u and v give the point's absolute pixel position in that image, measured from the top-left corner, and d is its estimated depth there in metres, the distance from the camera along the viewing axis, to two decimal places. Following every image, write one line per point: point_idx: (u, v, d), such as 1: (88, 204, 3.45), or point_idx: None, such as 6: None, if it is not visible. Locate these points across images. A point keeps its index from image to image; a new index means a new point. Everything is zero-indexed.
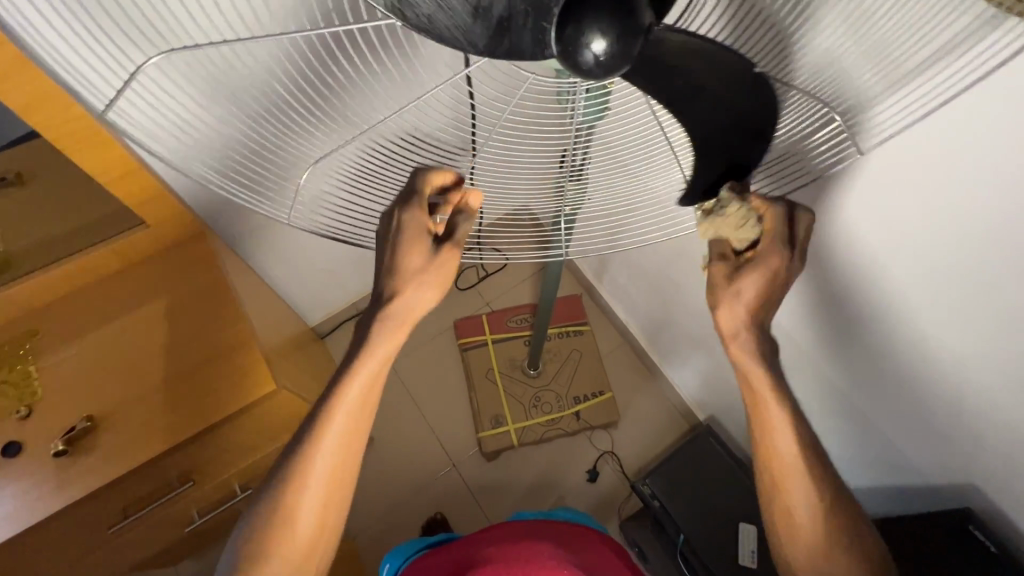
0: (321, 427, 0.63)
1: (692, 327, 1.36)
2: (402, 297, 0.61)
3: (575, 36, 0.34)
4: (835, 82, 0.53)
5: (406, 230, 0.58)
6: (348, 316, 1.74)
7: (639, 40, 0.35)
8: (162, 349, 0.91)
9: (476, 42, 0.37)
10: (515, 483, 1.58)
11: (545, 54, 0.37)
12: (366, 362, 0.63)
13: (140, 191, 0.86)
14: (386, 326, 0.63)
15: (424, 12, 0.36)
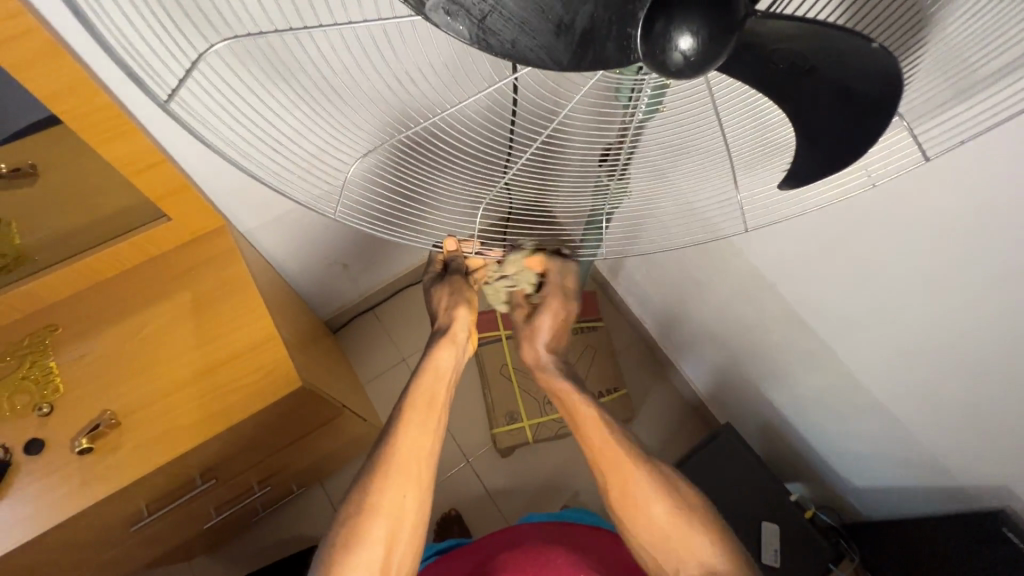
0: (406, 419, 0.72)
1: (712, 326, 1.34)
2: (449, 320, 0.81)
3: (663, 36, 0.32)
4: (925, 82, 0.50)
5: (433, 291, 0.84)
6: (360, 310, 1.72)
7: (735, 34, 0.32)
8: (185, 346, 0.90)
9: (559, 58, 0.35)
10: (529, 479, 1.58)
11: (634, 62, 0.34)
12: (439, 358, 0.78)
13: (161, 184, 0.84)
14: (440, 342, 0.79)
15: (507, 38, 0.33)
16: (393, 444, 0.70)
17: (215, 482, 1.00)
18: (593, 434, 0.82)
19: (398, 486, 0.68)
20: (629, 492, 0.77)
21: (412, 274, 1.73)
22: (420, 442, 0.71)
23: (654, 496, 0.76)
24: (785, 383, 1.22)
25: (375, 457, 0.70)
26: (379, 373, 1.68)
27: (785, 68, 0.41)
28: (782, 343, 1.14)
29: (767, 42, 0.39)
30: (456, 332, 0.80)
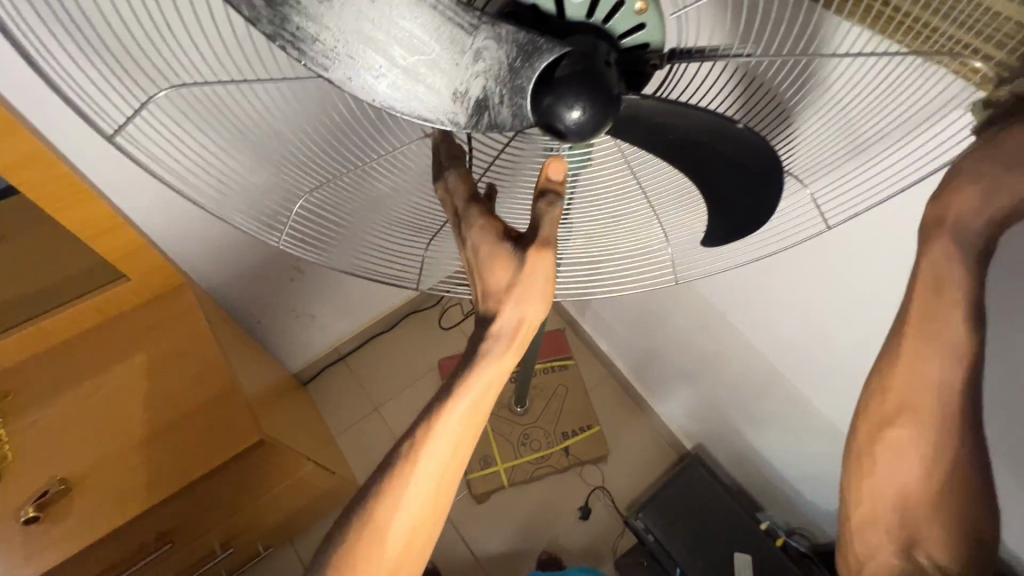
0: (415, 468, 0.50)
1: (676, 357, 1.38)
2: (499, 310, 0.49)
3: (559, 115, 0.37)
4: (805, 156, 0.55)
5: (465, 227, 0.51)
6: (332, 360, 1.72)
7: (613, 109, 0.38)
8: (139, 404, 0.89)
9: (457, 120, 0.36)
10: (507, 524, 1.56)
11: (524, 127, 0.37)
12: (471, 386, 0.49)
13: (116, 246, 0.86)
14: (491, 350, 0.49)
15: (406, 103, 0.34)
16: (396, 487, 0.50)
17: (171, 545, 0.96)
18: (897, 440, 0.51)
19: (379, 558, 0.51)
20: (877, 530, 0.53)
21: (384, 321, 1.75)
22: (429, 504, 0.51)
23: (894, 552, 0.52)
24: (750, 408, 1.25)
25: (365, 496, 0.51)
26: (351, 423, 1.67)
27: (676, 140, 0.46)
28: (741, 367, 1.18)
29: (652, 119, 0.44)
30: (514, 335, 0.49)
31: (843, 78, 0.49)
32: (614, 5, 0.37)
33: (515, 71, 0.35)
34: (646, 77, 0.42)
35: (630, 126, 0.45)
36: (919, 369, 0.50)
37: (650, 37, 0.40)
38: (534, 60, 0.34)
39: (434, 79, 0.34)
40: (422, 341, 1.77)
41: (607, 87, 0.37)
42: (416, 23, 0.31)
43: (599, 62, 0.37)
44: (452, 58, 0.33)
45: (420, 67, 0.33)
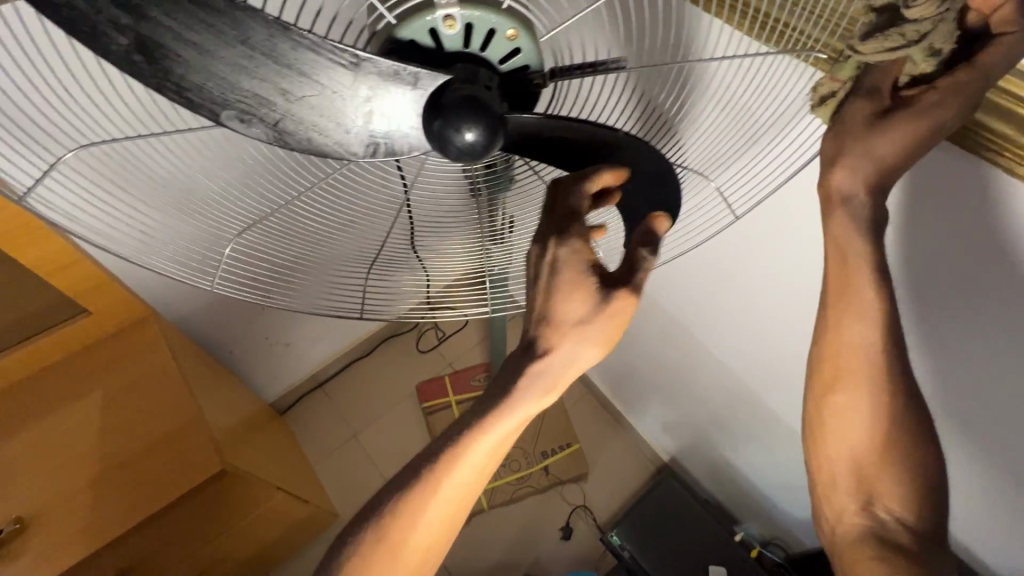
0: (437, 478, 0.50)
1: (646, 369, 1.39)
2: (559, 349, 0.46)
3: (453, 141, 0.40)
4: (702, 154, 0.62)
5: (562, 267, 0.46)
6: (310, 387, 1.71)
7: (503, 126, 0.41)
8: (98, 440, 0.89)
9: (354, 150, 0.41)
10: (488, 548, 1.54)
11: (415, 152, 0.42)
12: (507, 413, 0.48)
13: (75, 279, 0.88)
14: (534, 386, 0.48)
15: (302, 136, 0.39)
16: (412, 513, 0.51)
17: None
18: (842, 404, 0.57)
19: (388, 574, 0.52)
20: (841, 491, 0.59)
21: (362, 346, 1.75)
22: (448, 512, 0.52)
23: (857, 511, 0.58)
24: (720, 417, 1.26)
25: (381, 512, 0.52)
26: (329, 451, 1.66)
27: (574, 154, 0.50)
28: (708, 375, 1.20)
29: (546, 138, 0.48)
30: (559, 376, 0.48)
31: (720, 80, 0.59)
32: (487, 35, 0.44)
33: (403, 101, 0.39)
34: (533, 95, 0.48)
35: (529, 146, 0.49)
36: (842, 341, 0.55)
37: (529, 60, 0.46)
38: (414, 86, 0.38)
39: (326, 112, 0.38)
40: (400, 365, 1.77)
41: (491, 107, 0.40)
42: (301, 64, 0.34)
43: (478, 86, 0.41)
44: (343, 97, 0.37)
45: (308, 109, 0.37)
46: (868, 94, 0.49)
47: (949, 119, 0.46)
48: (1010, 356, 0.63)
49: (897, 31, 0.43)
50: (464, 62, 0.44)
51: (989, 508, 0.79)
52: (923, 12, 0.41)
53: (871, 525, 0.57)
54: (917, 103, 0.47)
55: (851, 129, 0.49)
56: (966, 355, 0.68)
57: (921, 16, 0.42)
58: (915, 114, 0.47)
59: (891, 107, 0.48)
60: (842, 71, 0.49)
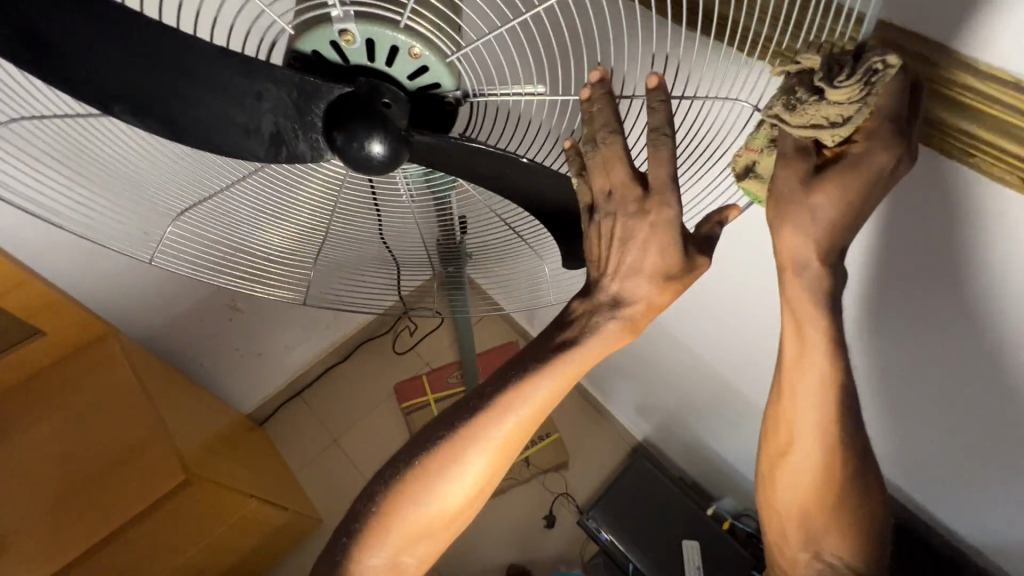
0: (506, 400, 0.52)
1: (614, 352, 1.42)
2: (645, 300, 0.50)
3: (355, 147, 0.46)
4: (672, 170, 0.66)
5: (647, 240, 0.48)
6: (289, 396, 1.71)
7: (406, 140, 0.48)
8: (61, 459, 0.89)
9: (259, 152, 0.48)
10: (474, 542, 1.56)
11: (325, 159, 0.49)
12: (584, 347, 0.52)
13: (26, 299, 0.89)
14: (617, 329, 0.51)
15: (207, 136, 0.46)
16: (491, 427, 0.53)
17: None
18: (795, 461, 0.60)
19: (449, 494, 0.55)
20: (784, 468, 0.62)
21: (338, 352, 1.75)
22: (514, 439, 0.54)
23: (809, 557, 0.64)
24: (687, 394, 1.29)
25: (463, 422, 0.54)
26: (311, 458, 1.66)
27: (486, 173, 0.54)
28: (673, 355, 1.23)
29: (456, 157, 0.52)
30: (638, 323, 0.52)
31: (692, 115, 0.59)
32: (391, 51, 0.46)
33: (302, 111, 0.45)
34: (442, 107, 0.51)
35: (444, 159, 0.53)
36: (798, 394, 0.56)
37: (440, 78, 0.49)
38: (313, 103, 0.44)
39: (228, 116, 0.44)
40: (378, 369, 1.78)
41: (393, 124, 0.47)
42: (204, 73, 0.42)
43: (376, 104, 0.46)
44: (241, 104, 0.44)
45: (218, 113, 0.44)
46: (794, 154, 0.47)
47: (883, 165, 0.44)
48: (935, 321, 0.65)
49: (820, 112, 0.44)
50: (369, 76, 0.48)
51: (933, 470, 0.82)
52: (842, 94, 0.44)
53: (823, 568, 0.64)
54: (846, 162, 0.45)
55: (785, 190, 0.47)
56: (898, 325, 0.69)
57: (839, 98, 0.44)
58: (849, 168, 0.45)
59: (822, 168, 0.47)
60: (759, 140, 0.53)
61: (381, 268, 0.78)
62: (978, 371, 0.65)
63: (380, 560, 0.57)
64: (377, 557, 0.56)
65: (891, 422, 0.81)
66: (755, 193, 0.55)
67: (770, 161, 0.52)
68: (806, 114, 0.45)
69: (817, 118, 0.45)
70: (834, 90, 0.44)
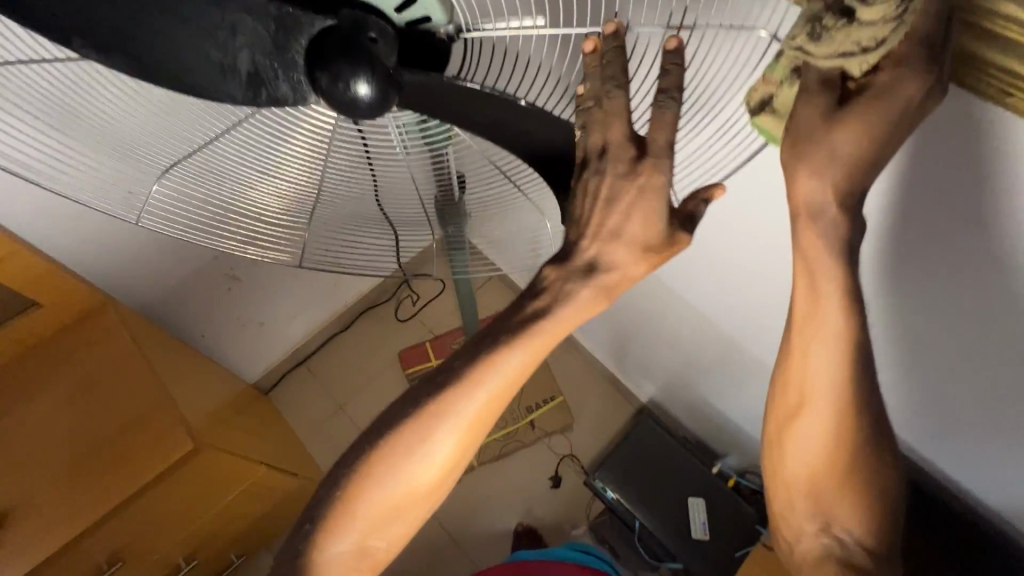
0: (478, 374, 0.49)
1: (617, 315, 1.41)
2: (621, 265, 0.48)
3: (338, 89, 0.44)
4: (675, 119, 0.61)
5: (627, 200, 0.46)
6: (292, 366, 1.71)
7: (394, 80, 0.45)
8: (67, 429, 0.89)
9: (239, 94, 0.45)
10: (481, 503, 1.59)
11: (308, 102, 0.47)
12: (558, 315, 0.49)
13: (21, 270, 0.87)
14: (592, 295, 0.48)
15: (184, 75, 0.43)
16: (459, 397, 0.49)
17: (123, 564, 0.95)
18: (807, 426, 0.55)
19: (415, 476, 0.51)
20: (795, 432, 0.56)
21: (340, 320, 1.74)
22: (483, 417, 0.51)
23: (816, 532, 0.58)
24: (691, 355, 1.28)
25: (429, 394, 0.50)
26: (317, 426, 1.67)
27: (488, 123, 0.51)
28: (677, 316, 1.22)
29: (449, 99, 0.49)
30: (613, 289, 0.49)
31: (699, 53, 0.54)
32: None
33: (281, 48, 0.42)
34: (434, 44, 0.48)
35: (439, 103, 0.49)
36: (808, 362, 0.52)
37: (429, 11, 0.45)
38: (295, 37, 0.42)
39: (205, 53, 0.42)
40: (380, 337, 1.77)
41: (379, 62, 0.43)
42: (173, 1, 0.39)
43: (362, 40, 0.43)
44: (218, 36, 0.41)
45: (195, 49, 0.42)
46: (817, 88, 0.45)
47: (912, 96, 0.43)
48: (957, 271, 0.63)
49: (848, 36, 0.42)
50: (353, 7, 0.44)
51: (942, 423, 0.81)
52: (875, 14, 0.41)
53: (831, 543, 0.58)
54: (872, 93, 0.44)
55: (807, 125, 0.46)
56: (915, 276, 0.67)
57: (873, 18, 0.42)
58: (876, 98, 0.44)
59: (845, 101, 0.45)
60: (778, 72, 0.48)
61: (380, 227, 0.74)
62: (999, 322, 0.63)
63: (344, 545, 0.53)
64: (341, 543, 0.53)
65: (902, 377, 0.80)
66: (769, 129, 0.51)
67: (789, 96, 0.48)
68: (834, 40, 0.43)
69: (845, 44, 0.43)
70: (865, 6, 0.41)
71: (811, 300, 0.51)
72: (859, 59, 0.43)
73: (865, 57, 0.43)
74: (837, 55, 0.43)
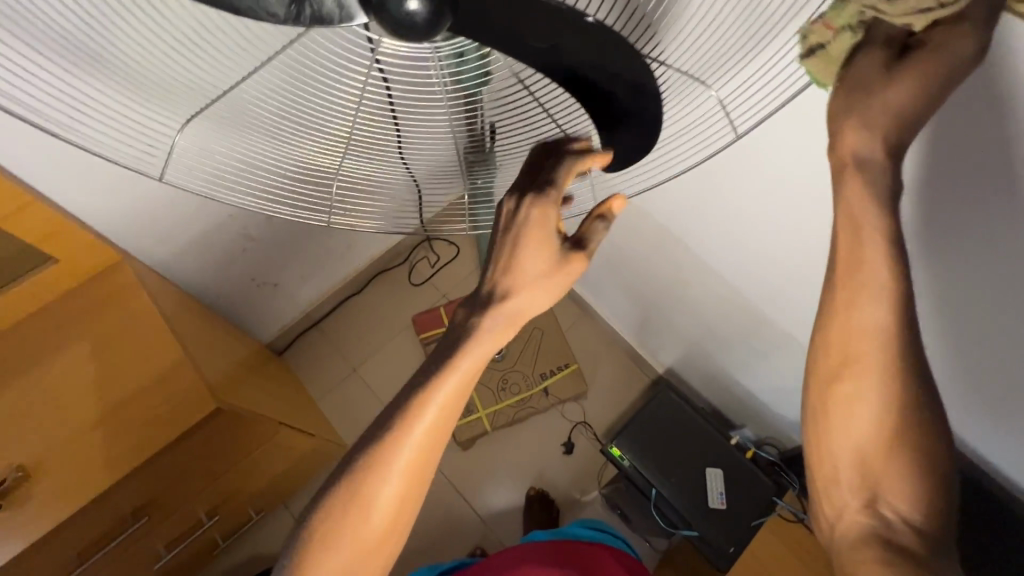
0: (404, 419, 0.46)
1: (639, 285, 1.38)
2: (519, 291, 0.47)
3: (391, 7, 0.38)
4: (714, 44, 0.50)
5: (526, 226, 0.48)
6: (304, 328, 1.70)
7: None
8: (88, 388, 0.88)
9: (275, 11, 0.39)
10: (494, 467, 1.60)
11: (352, 23, 0.41)
12: (476, 348, 0.47)
13: (35, 226, 0.84)
14: (500, 321, 0.47)
15: None
16: (394, 439, 0.46)
17: (149, 518, 0.97)
18: (852, 392, 0.47)
19: (353, 534, 0.47)
20: (847, 401, 0.47)
21: (353, 283, 1.72)
22: (420, 461, 0.47)
23: (860, 509, 0.48)
24: (714, 327, 1.26)
25: (365, 445, 0.47)
26: (331, 388, 1.67)
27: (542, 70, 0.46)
28: (703, 288, 1.19)
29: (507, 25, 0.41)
30: (520, 315, 0.48)
31: None
32: None
33: None
34: None
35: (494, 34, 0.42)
36: (851, 322, 0.46)
37: None
38: None
39: None
40: (393, 301, 1.75)
41: None
42: None
43: None
44: None
45: None
46: (879, 44, 0.45)
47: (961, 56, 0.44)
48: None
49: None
50: None
51: (978, 406, 0.79)
52: None
53: (875, 525, 0.47)
54: (930, 48, 0.44)
55: (861, 79, 0.45)
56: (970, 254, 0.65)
57: None
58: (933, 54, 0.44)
59: (904, 54, 0.45)
60: (841, 19, 0.45)
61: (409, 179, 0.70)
62: None
63: None
64: None
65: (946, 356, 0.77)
66: (820, 76, 0.48)
67: (848, 44, 0.45)
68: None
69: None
70: None
71: (855, 260, 0.46)
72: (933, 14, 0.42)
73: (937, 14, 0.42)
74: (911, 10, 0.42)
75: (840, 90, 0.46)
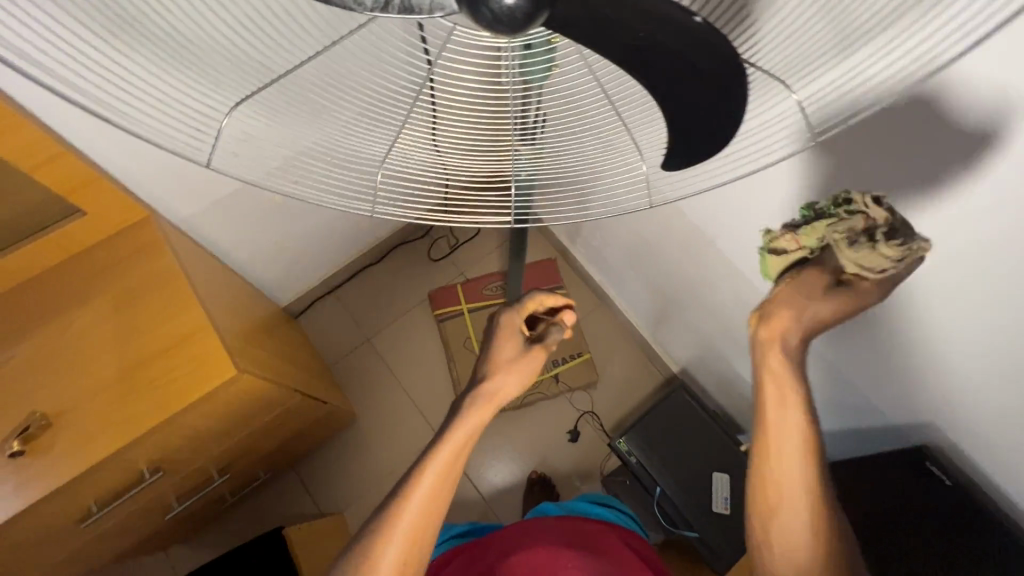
0: (411, 482, 0.65)
1: (664, 282, 1.36)
2: (494, 375, 0.70)
3: (491, 4, 0.34)
4: (809, 42, 0.46)
5: (502, 328, 0.74)
6: (321, 293, 1.70)
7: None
8: (111, 343, 0.88)
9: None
10: (498, 447, 1.62)
11: (438, 15, 0.37)
12: (463, 422, 0.67)
13: (68, 176, 0.84)
14: (481, 396, 0.69)
15: None
16: (401, 507, 0.64)
17: (163, 473, 0.98)
18: (787, 516, 0.59)
19: None
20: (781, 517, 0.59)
21: (372, 253, 1.72)
22: (425, 518, 0.64)
23: None
24: (736, 332, 1.23)
25: (378, 516, 0.64)
26: (343, 355, 1.68)
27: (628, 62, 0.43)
28: (730, 292, 1.16)
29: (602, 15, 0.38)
30: (497, 392, 0.70)
31: None
32: None
33: None
34: None
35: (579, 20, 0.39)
36: (780, 453, 0.59)
37: None
38: None
39: None
40: (412, 273, 1.74)
41: None
42: None
43: None
44: None
45: None
46: (827, 268, 0.56)
47: (872, 302, 0.57)
48: None
49: (882, 248, 0.54)
50: None
51: (1007, 447, 0.77)
52: (889, 250, 0.54)
53: None
54: (856, 289, 0.57)
55: (810, 284, 0.57)
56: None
57: (885, 251, 0.54)
58: (851, 293, 0.57)
59: (839, 282, 0.57)
60: (808, 239, 0.57)
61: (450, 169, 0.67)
62: None
63: None
64: None
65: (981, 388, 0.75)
66: (771, 269, 0.61)
67: (798, 258, 0.58)
68: (856, 256, 0.54)
69: (877, 245, 0.54)
70: (888, 243, 0.54)
71: (771, 408, 0.60)
72: (857, 267, 0.55)
73: (862, 265, 0.55)
74: (853, 264, 0.55)
75: (783, 285, 0.59)
